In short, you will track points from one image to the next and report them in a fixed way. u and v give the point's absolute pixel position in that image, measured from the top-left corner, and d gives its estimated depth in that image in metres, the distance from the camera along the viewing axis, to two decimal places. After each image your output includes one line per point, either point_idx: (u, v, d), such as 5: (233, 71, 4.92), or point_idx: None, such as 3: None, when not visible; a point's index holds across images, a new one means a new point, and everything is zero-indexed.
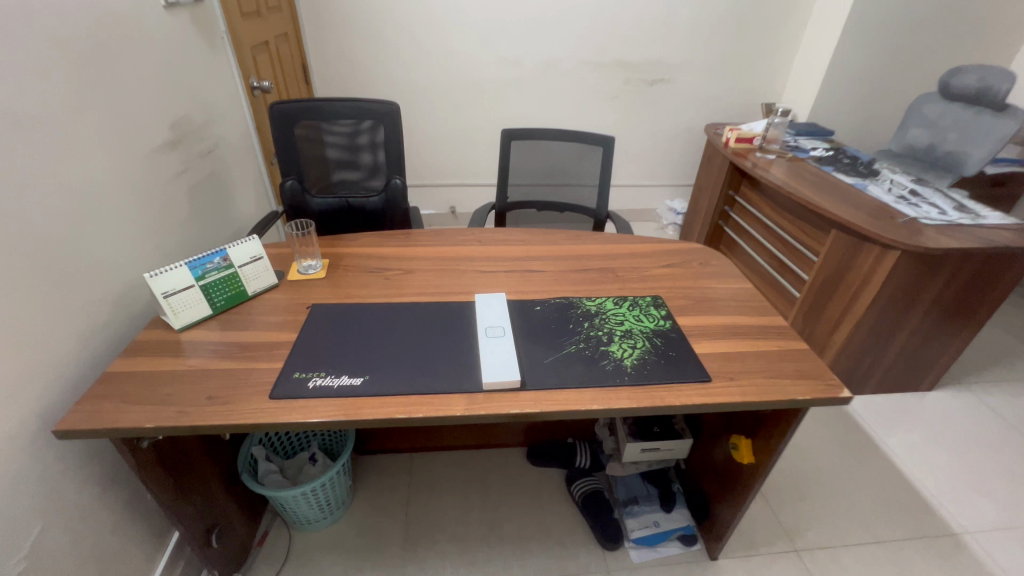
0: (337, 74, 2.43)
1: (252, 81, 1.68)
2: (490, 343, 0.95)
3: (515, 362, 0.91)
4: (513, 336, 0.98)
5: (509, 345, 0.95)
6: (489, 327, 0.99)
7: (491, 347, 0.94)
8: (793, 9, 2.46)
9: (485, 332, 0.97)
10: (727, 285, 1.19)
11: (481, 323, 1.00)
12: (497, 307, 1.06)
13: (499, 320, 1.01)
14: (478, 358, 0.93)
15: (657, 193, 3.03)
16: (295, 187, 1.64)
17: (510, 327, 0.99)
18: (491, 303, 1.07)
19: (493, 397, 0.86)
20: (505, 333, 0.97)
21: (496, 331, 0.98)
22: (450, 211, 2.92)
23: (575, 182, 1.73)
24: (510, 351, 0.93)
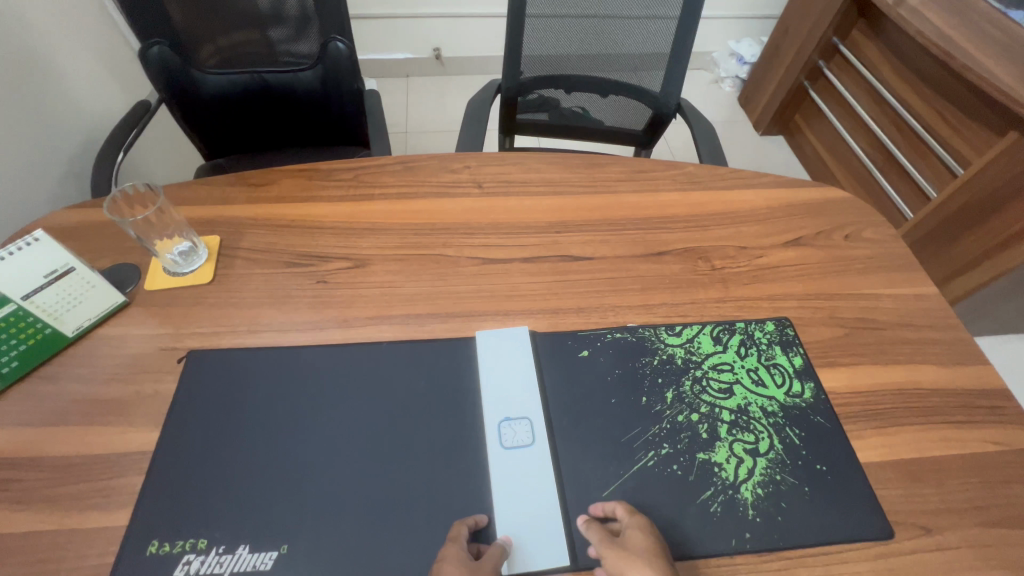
0: None
1: None
2: (510, 467, 0.54)
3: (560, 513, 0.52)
4: (549, 437, 0.56)
5: (546, 470, 0.54)
6: (502, 423, 0.57)
7: (511, 479, 0.53)
8: None
9: (499, 438, 0.56)
10: (894, 293, 0.71)
11: (488, 408, 0.58)
12: (512, 363, 0.61)
13: (522, 403, 0.58)
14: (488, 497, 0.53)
15: (718, 29, 2.19)
16: (170, 56, 0.99)
17: (541, 420, 0.57)
18: (504, 352, 0.62)
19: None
20: (534, 437, 0.56)
21: (518, 433, 0.56)
22: (434, 55, 2.13)
23: (632, 47, 1.07)
24: (549, 485, 0.53)
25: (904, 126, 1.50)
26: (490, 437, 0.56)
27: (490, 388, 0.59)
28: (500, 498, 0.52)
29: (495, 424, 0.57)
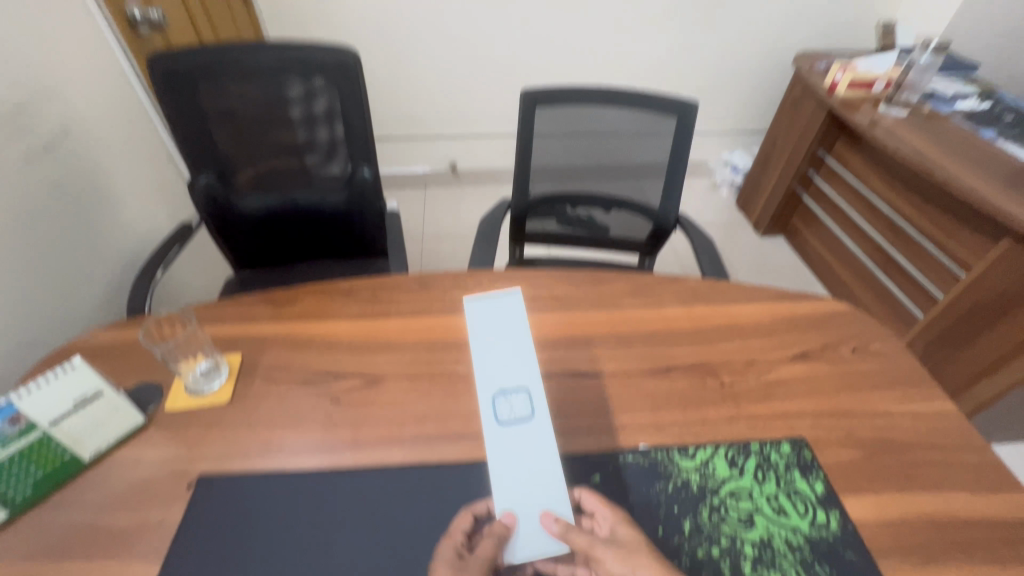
0: None
1: (132, 9, 1.08)
2: (509, 438, 0.54)
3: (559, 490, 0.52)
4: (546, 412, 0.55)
5: (544, 443, 0.53)
6: (497, 396, 0.55)
7: (510, 451, 0.53)
8: None
9: (495, 412, 0.55)
10: (910, 410, 0.70)
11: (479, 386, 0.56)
12: (504, 334, 0.59)
13: (520, 375, 0.57)
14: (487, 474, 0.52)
15: (712, 142, 2.37)
16: (214, 185, 1.11)
17: (541, 390, 0.56)
18: (507, 322, 0.61)
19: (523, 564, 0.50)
20: (532, 409, 0.55)
21: (515, 407, 0.55)
22: (450, 167, 2.32)
23: (630, 168, 1.18)
24: (548, 462, 0.53)
25: (898, 230, 1.57)
26: (489, 413, 0.55)
27: (483, 359, 0.58)
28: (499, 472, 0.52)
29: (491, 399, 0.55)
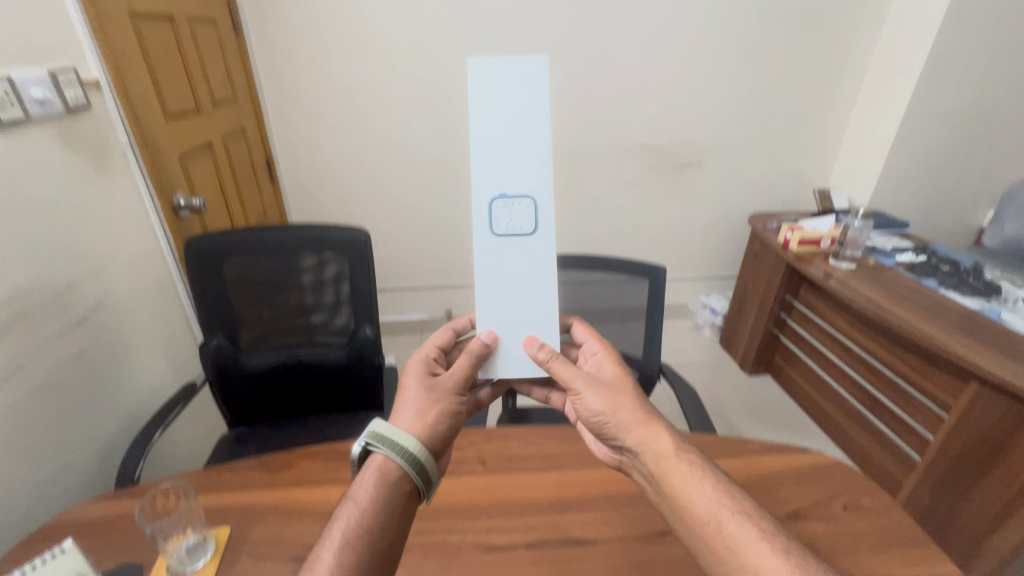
0: (308, 170, 2.05)
1: (178, 199, 1.28)
2: (507, 241, 0.76)
3: (541, 322, 0.80)
4: (541, 216, 0.75)
5: (538, 252, 0.77)
6: (499, 203, 0.74)
7: (506, 257, 0.77)
8: (840, 88, 2.09)
9: (502, 215, 0.75)
10: (914, 573, 0.68)
11: (479, 159, 0.74)
12: (517, 84, 0.72)
13: (522, 186, 0.74)
14: (487, 307, 0.79)
15: (689, 287, 2.55)
16: (223, 347, 1.18)
17: (539, 206, 0.75)
18: (515, 82, 0.72)
19: (514, 365, 0.80)
20: (529, 226, 0.75)
21: (515, 217, 0.75)
22: (444, 315, 2.45)
23: (611, 321, 1.27)
24: (541, 284, 0.78)
25: (875, 370, 1.64)
26: (492, 215, 0.75)
27: (499, 125, 0.73)
28: (499, 297, 0.78)
29: (495, 202, 0.74)
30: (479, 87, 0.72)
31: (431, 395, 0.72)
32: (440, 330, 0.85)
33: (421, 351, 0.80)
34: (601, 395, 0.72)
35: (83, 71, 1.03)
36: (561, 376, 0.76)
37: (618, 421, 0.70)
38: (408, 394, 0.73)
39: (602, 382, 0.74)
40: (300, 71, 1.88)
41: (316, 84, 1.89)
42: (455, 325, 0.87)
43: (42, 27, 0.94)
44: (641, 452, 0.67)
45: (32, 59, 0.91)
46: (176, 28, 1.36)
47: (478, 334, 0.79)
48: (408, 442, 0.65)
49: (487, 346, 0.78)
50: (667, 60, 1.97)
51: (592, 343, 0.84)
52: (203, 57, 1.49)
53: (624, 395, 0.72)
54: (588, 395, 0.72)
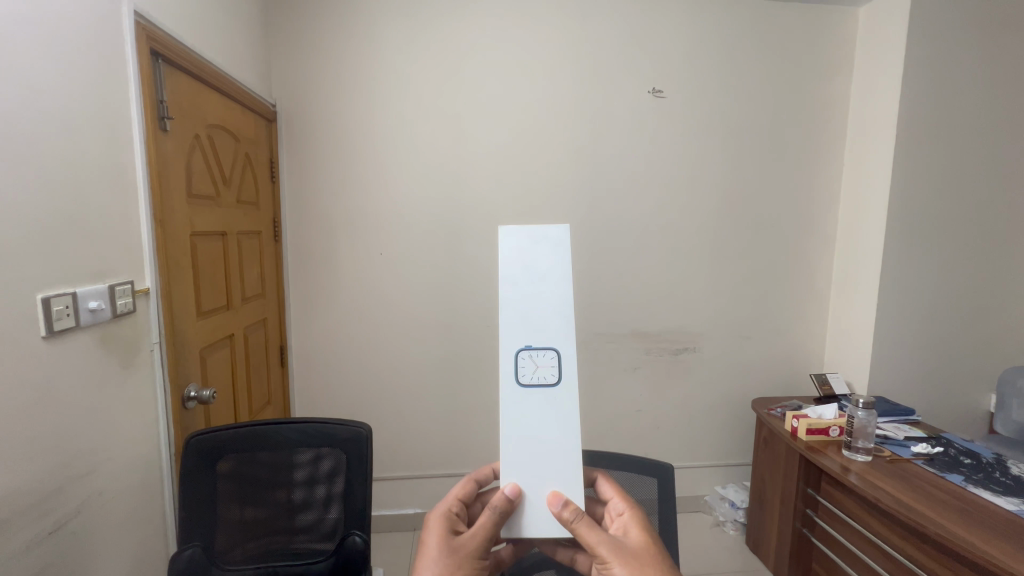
0: (318, 354, 2.12)
1: (188, 389, 1.32)
2: (533, 390, 0.86)
3: (562, 477, 0.85)
4: (563, 369, 0.86)
5: (560, 403, 0.86)
6: (525, 353, 0.86)
7: (531, 406, 0.86)
8: (812, 283, 2.30)
9: (527, 367, 0.86)
10: None
11: (510, 311, 0.87)
12: (548, 250, 0.88)
13: (547, 340, 0.86)
14: (511, 459, 0.85)
15: (703, 476, 2.39)
16: (196, 557, 1.07)
17: (563, 359, 0.86)
18: (546, 248, 0.88)
19: (539, 521, 0.84)
20: (552, 376, 0.86)
21: (540, 368, 0.86)
22: None
23: None
24: (561, 437, 0.86)
25: None
26: (519, 365, 0.86)
27: (528, 284, 0.87)
28: (523, 446, 0.85)
29: (521, 353, 0.86)
30: (513, 251, 0.89)
31: (452, 558, 0.74)
32: (463, 482, 0.87)
33: (444, 504, 0.82)
34: (627, 566, 0.72)
35: (137, 282, 1.16)
36: (586, 539, 0.76)
37: None
38: (429, 553, 0.74)
39: (629, 550, 0.74)
40: (322, 270, 2.08)
41: (338, 280, 2.08)
42: (477, 474, 0.90)
43: (118, 250, 1.11)
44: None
45: (100, 275, 1.06)
46: (226, 242, 1.59)
47: (504, 489, 0.83)
48: None
49: (509, 502, 0.81)
50: (652, 260, 2.21)
51: (617, 502, 0.85)
52: (243, 261, 1.70)
53: (651, 565, 0.73)
54: (614, 564, 0.73)
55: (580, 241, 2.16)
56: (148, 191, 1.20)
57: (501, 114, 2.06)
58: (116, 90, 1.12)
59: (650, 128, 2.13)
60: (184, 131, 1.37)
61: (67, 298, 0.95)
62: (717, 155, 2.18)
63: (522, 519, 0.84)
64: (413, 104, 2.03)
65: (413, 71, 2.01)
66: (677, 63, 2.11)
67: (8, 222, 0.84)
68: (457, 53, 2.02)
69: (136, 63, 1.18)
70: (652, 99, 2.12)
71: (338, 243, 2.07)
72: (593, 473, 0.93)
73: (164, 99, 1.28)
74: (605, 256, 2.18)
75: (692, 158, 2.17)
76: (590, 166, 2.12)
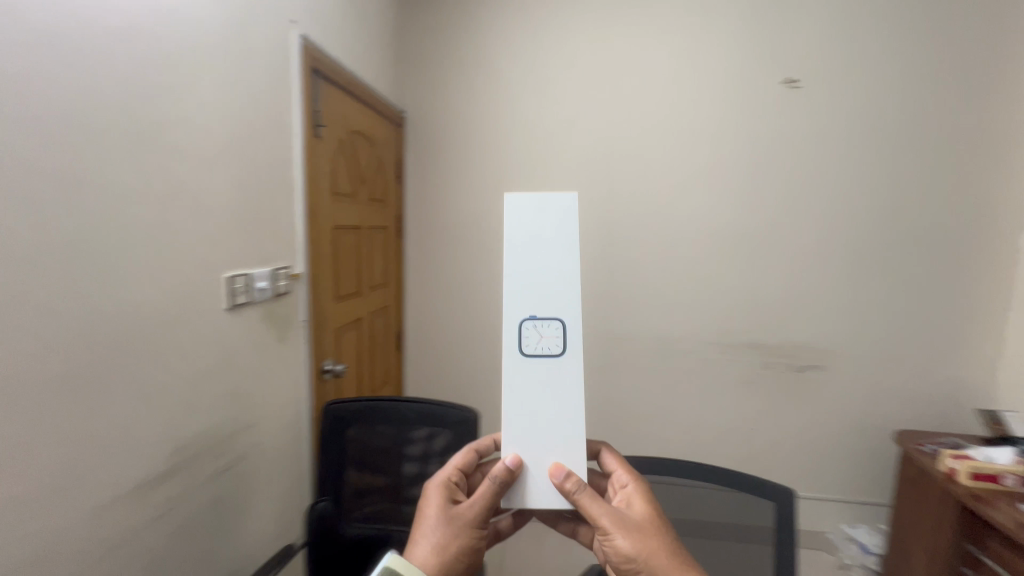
0: (430, 341, 2.29)
1: (325, 363, 1.51)
2: (538, 361, 0.82)
3: (564, 446, 0.82)
4: (568, 339, 0.82)
5: (563, 374, 0.83)
6: (528, 324, 0.82)
7: (535, 377, 0.83)
8: (988, 301, 1.91)
9: (531, 338, 0.82)
10: None
11: (515, 281, 0.83)
12: (555, 216, 0.83)
13: (553, 310, 0.82)
14: (512, 430, 0.82)
15: (827, 511, 2.12)
16: (327, 510, 1.22)
17: (569, 330, 0.82)
18: (553, 214, 0.84)
19: (543, 494, 0.82)
20: (557, 347, 0.82)
21: (544, 339, 0.82)
22: None
23: None
24: (562, 407, 0.82)
25: None
26: (523, 335, 0.82)
27: (533, 252, 0.83)
28: (525, 417, 0.82)
29: (526, 323, 0.82)
30: (515, 217, 0.83)
31: (450, 527, 0.75)
32: (462, 451, 0.87)
33: (443, 473, 0.83)
34: (630, 538, 0.72)
35: (293, 267, 1.36)
36: (588, 511, 0.76)
37: (650, 568, 0.70)
38: (428, 521, 0.76)
39: (632, 522, 0.74)
40: (439, 265, 2.23)
41: (450, 273, 2.22)
42: (477, 444, 0.90)
43: (281, 239, 1.31)
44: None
45: (269, 260, 1.26)
46: (359, 234, 1.78)
47: (504, 459, 0.80)
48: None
49: (509, 472, 0.79)
50: (777, 265, 2.01)
51: (620, 473, 0.84)
52: (372, 252, 1.90)
53: (654, 537, 0.73)
54: (618, 537, 0.73)
55: (694, 242, 2.04)
56: (303, 188, 1.39)
57: (615, 112, 2.03)
58: (284, 103, 1.31)
59: (782, 121, 1.94)
60: (333, 137, 1.57)
61: (244, 278, 1.14)
62: (868, 148, 1.90)
63: (523, 489, 0.82)
64: (528, 106, 2.08)
65: (529, 74, 2.07)
66: (822, 48, 1.88)
67: (200, 219, 1.02)
68: (573, 54, 2.03)
69: (300, 80, 1.37)
70: (787, 89, 1.93)
71: (455, 241, 2.20)
72: (596, 443, 0.91)
73: (319, 110, 1.47)
74: (720, 260, 2.04)
75: (832, 153, 1.92)
76: (709, 163, 2.00)
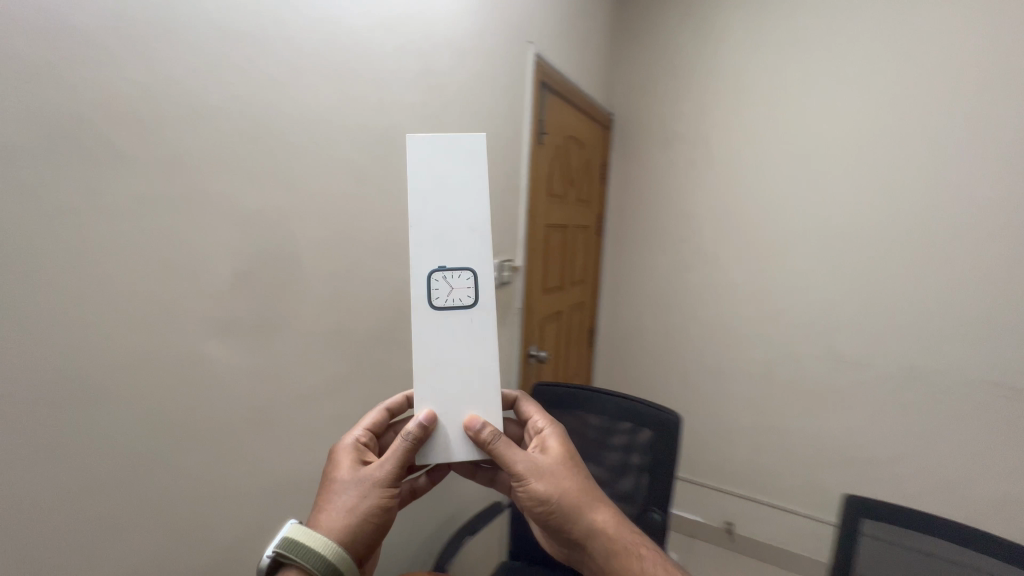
0: (624, 341, 2.32)
1: (531, 348, 1.68)
2: (449, 315, 0.76)
3: (481, 394, 0.76)
4: (480, 288, 0.76)
5: (476, 326, 0.77)
6: (438, 274, 0.75)
7: (445, 333, 0.76)
8: None
9: (437, 290, 0.75)
10: None
11: (422, 228, 0.75)
12: (458, 158, 0.76)
13: (459, 260, 0.76)
14: (421, 386, 0.75)
15: None
16: None
17: (481, 281, 0.76)
18: (456, 154, 0.76)
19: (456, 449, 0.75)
20: (468, 298, 0.76)
21: (453, 292, 0.76)
22: (725, 527, 2.08)
23: None
24: (480, 359, 0.76)
25: None
26: (431, 286, 0.75)
27: (440, 199, 0.76)
28: (436, 373, 0.75)
29: (434, 274, 0.75)
30: (422, 163, 0.76)
31: (358, 489, 0.68)
32: (373, 412, 0.81)
33: (350, 436, 0.77)
34: (546, 480, 0.71)
35: (515, 259, 1.54)
36: (504, 458, 0.72)
37: (566, 508, 0.69)
38: (334, 485, 0.69)
39: (544, 464, 0.72)
40: (640, 266, 2.24)
41: (649, 274, 2.21)
42: (390, 403, 0.84)
43: (509, 235, 1.50)
44: (587, 540, 0.69)
45: (499, 253, 1.46)
46: (566, 233, 1.92)
47: (416, 416, 0.72)
48: (314, 549, 0.62)
49: (426, 428, 0.71)
50: None
51: (537, 418, 0.83)
52: (575, 251, 2.02)
53: (569, 478, 0.72)
54: (533, 481, 0.71)
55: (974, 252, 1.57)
56: (527, 191, 1.57)
57: (862, 92, 1.70)
58: (519, 114, 1.50)
59: None
60: (552, 143, 1.72)
61: None
62: None
63: (442, 444, 0.75)
64: (750, 99, 1.90)
65: (754, 64, 1.89)
66: None
67: None
68: (813, 34, 1.77)
69: (532, 93, 1.54)
70: None
71: (658, 243, 2.17)
72: (510, 393, 0.89)
73: (544, 118, 1.63)
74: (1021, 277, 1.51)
75: None
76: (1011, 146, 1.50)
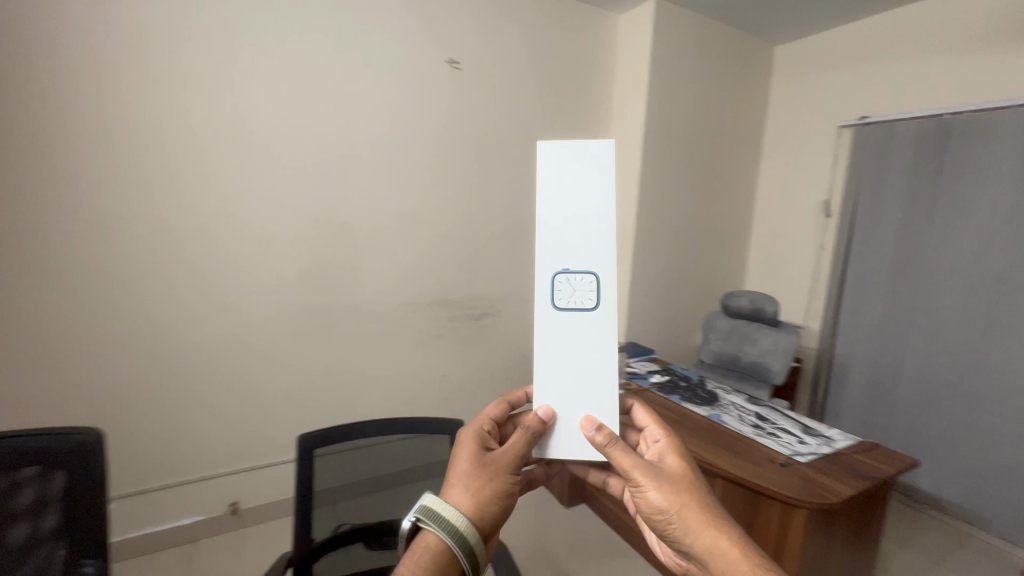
0: (27, 354, 1.52)
1: None
2: (569, 314, 0.82)
3: (599, 399, 0.81)
4: (604, 294, 0.82)
5: (596, 327, 0.82)
6: (562, 278, 0.82)
7: (566, 333, 0.83)
8: None
9: (565, 292, 0.82)
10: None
11: (547, 234, 0.82)
12: (585, 165, 0.82)
13: (589, 268, 0.82)
14: (543, 384, 0.83)
15: None
16: None
17: (606, 281, 0.82)
18: (584, 161, 0.82)
19: (573, 446, 0.82)
20: (592, 300, 0.82)
21: (579, 295, 0.82)
22: (229, 510, 1.92)
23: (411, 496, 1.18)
24: (600, 357, 0.82)
25: None
26: (556, 288, 0.82)
27: (567, 203, 0.82)
28: (558, 375, 0.82)
29: (558, 276, 0.82)
30: (552, 167, 0.83)
31: (485, 472, 0.74)
32: (497, 402, 0.88)
33: (477, 422, 0.84)
34: (662, 490, 0.71)
35: None
36: (620, 462, 0.75)
37: (682, 521, 0.69)
38: (461, 467, 0.75)
39: (665, 475, 0.73)
40: (20, 237, 1.46)
41: (45, 253, 1.50)
42: (512, 398, 0.91)
43: None
44: (706, 557, 0.67)
45: None
46: None
47: (537, 411, 0.81)
48: (448, 522, 0.68)
49: (544, 423, 0.80)
50: (452, 226, 2.21)
51: (654, 429, 0.84)
52: None
53: (687, 492, 0.71)
54: (648, 490, 0.72)
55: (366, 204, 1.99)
56: None
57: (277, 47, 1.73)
58: None
59: (444, 95, 2.09)
60: None
61: None
62: (511, 127, 2.29)
63: (559, 444, 0.82)
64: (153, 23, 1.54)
65: None
66: (472, 36, 2.12)
67: None
68: None
69: None
70: (450, 69, 2.09)
71: (59, 199, 1.49)
72: (627, 400, 0.92)
73: None
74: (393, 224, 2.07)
75: (480, 120, 2.20)
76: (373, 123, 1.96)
